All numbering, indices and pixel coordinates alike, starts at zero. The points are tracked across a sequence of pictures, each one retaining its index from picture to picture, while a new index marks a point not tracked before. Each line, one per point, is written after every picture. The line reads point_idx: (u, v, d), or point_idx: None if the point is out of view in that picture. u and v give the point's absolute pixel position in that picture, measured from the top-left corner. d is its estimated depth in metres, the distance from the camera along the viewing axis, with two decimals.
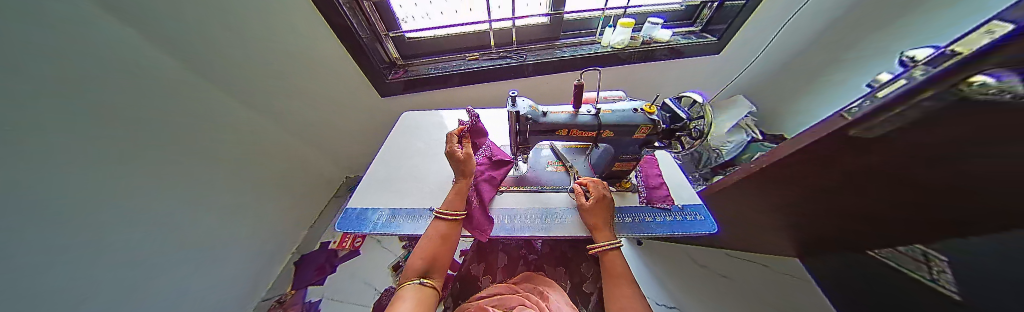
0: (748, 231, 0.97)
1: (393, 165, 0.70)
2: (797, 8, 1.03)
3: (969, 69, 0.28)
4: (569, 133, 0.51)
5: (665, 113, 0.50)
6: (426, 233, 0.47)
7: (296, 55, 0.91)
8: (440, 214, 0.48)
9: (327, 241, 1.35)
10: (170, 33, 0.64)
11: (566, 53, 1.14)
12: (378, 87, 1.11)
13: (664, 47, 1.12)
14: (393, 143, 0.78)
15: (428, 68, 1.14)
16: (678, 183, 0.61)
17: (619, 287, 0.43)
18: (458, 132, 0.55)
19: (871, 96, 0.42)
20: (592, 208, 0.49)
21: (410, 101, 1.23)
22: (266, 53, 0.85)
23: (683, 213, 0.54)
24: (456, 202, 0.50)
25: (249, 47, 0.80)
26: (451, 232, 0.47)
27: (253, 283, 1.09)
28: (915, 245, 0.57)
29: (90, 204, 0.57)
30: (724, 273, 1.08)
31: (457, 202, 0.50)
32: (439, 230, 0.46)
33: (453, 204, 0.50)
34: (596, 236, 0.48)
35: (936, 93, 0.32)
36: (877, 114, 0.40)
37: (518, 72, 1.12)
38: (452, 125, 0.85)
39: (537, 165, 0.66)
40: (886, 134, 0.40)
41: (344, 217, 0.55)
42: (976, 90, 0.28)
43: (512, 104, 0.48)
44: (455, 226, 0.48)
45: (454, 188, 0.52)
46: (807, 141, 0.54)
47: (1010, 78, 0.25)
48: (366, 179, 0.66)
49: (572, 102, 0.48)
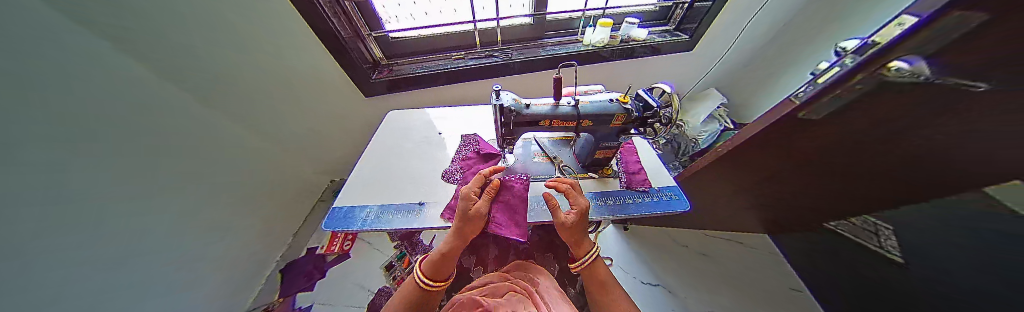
0: (723, 212, 1.04)
1: (379, 164, 0.70)
2: (755, 10, 1.12)
3: (886, 58, 0.34)
4: (551, 124, 0.54)
5: (638, 103, 0.53)
6: (407, 284, 0.48)
7: (284, 55, 0.88)
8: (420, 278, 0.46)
9: (315, 246, 1.31)
10: (158, 32, 0.62)
11: (551, 52, 1.17)
12: (362, 87, 1.09)
13: (642, 45, 1.17)
14: (378, 143, 0.78)
15: (413, 68, 1.12)
16: (654, 168, 0.65)
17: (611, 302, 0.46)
18: (485, 176, 0.52)
19: (813, 82, 0.48)
20: (572, 227, 0.46)
21: (396, 101, 1.22)
22: (250, 52, 0.82)
23: (659, 195, 0.58)
24: (439, 270, 0.46)
25: (235, 46, 0.77)
26: (432, 298, 0.47)
27: (242, 294, 1.04)
28: (869, 216, 0.63)
29: (84, 211, 0.54)
30: (703, 252, 1.18)
31: (441, 270, 0.46)
32: (417, 291, 0.46)
33: (435, 273, 0.46)
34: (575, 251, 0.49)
35: (863, 78, 0.38)
36: (819, 97, 0.46)
37: (503, 71, 1.14)
38: (438, 122, 0.86)
39: (524, 158, 0.68)
40: (828, 113, 0.47)
41: (332, 217, 0.56)
42: (894, 73, 0.35)
43: (496, 97, 0.51)
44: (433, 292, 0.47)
45: (444, 250, 0.47)
46: (765, 124, 0.60)
47: (919, 64, 0.32)
48: (352, 180, 0.65)
49: (553, 95, 0.51)
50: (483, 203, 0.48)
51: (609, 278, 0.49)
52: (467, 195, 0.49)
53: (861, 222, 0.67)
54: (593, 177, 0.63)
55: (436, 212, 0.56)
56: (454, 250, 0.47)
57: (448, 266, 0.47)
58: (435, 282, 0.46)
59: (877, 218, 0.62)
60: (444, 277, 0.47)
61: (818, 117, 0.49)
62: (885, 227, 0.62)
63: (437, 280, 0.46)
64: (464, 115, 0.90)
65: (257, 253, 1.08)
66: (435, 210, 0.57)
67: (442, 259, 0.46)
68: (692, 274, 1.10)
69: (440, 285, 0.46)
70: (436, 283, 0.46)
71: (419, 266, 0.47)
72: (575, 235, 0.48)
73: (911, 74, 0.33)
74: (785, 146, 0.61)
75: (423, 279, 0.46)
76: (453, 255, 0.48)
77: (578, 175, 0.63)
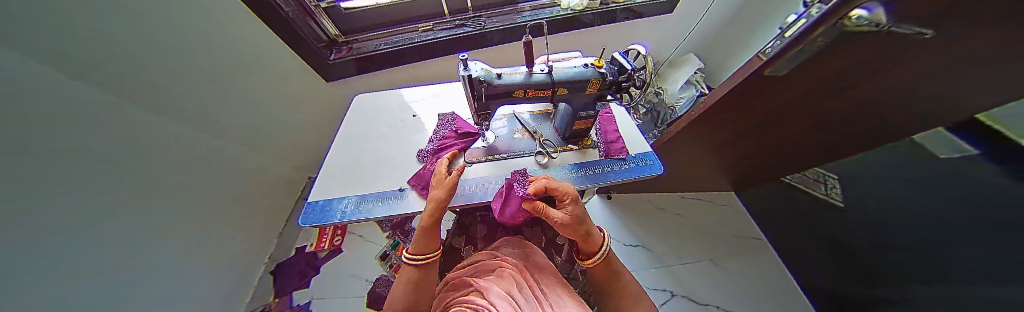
0: (696, 173, 1.12)
1: (350, 153, 0.66)
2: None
3: (847, 6, 0.33)
4: (526, 94, 0.52)
5: (613, 67, 0.52)
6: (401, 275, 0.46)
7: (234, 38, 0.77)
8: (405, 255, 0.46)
9: (303, 245, 1.28)
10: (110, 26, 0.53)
11: (526, 18, 1.09)
12: (321, 71, 0.98)
13: (621, 7, 1.12)
14: (347, 130, 0.72)
15: (377, 44, 1.02)
16: (632, 135, 0.67)
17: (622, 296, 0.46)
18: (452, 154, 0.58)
19: (780, 36, 0.47)
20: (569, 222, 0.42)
21: (364, 84, 1.12)
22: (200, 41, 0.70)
23: (636, 161, 0.60)
24: (416, 245, 0.45)
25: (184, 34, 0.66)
26: (422, 278, 0.45)
27: (232, 294, 1.00)
28: (822, 169, 0.83)
29: (69, 232, 0.51)
30: (678, 212, 1.28)
31: (421, 246, 0.45)
32: (410, 274, 0.45)
33: (415, 248, 0.45)
34: (588, 245, 0.45)
35: (825, 31, 0.37)
36: (784, 53, 0.45)
37: (478, 42, 1.06)
38: (410, 103, 0.80)
39: (503, 134, 0.67)
40: (792, 69, 0.48)
41: (307, 212, 0.52)
42: (853, 23, 0.34)
43: (464, 68, 0.47)
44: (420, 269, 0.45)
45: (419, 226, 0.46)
46: (734, 83, 0.60)
47: (878, 12, 0.31)
48: (323, 172, 0.61)
49: (525, 63, 0.48)
50: (454, 177, 0.46)
51: (621, 270, 0.48)
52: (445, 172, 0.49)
53: (815, 176, 0.87)
54: (573, 149, 0.64)
55: (418, 197, 0.55)
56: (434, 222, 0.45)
57: (427, 242, 0.45)
58: (418, 257, 0.45)
59: (828, 171, 0.82)
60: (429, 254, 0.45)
61: (783, 73, 0.50)
62: (831, 177, 0.81)
63: (419, 255, 0.45)
64: (438, 93, 0.84)
65: (242, 256, 1.04)
66: (417, 194, 0.55)
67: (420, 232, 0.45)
68: (670, 234, 1.20)
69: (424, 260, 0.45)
70: (418, 258, 0.45)
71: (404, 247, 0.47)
72: (581, 226, 0.43)
73: (870, 22, 0.32)
74: (753, 106, 0.65)
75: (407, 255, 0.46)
76: (430, 230, 0.45)
77: (559, 148, 0.63)
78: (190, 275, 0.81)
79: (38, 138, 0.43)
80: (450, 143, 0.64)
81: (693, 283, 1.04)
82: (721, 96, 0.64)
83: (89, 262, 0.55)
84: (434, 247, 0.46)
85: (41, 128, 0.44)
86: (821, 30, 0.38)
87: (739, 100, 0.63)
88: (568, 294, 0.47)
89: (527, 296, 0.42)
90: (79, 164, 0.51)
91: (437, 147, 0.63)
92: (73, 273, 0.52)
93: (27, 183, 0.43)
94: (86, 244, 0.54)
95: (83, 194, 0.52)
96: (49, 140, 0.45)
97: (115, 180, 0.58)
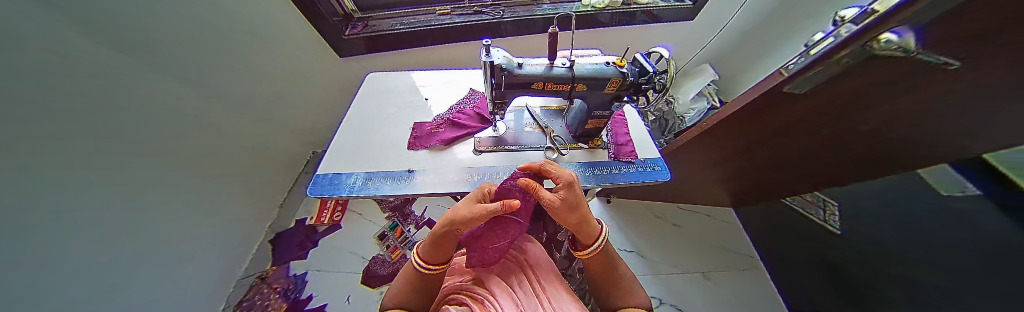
0: (698, 185, 1.12)
1: (362, 131, 0.66)
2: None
3: (881, 28, 0.32)
4: (545, 87, 0.52)
5: (634, 68, 0.52)
6: (401, 272, 0.47)
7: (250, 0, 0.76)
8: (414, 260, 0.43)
9: (304, 218, 1.30)
10: None
11: (544, 11, 1.08)
12: (334, 45, 0.97)
13: (642, 10, 1.11)
14: (360, 108, 0.72)
15: (392, 23, 1.01)
16: (643, 139, 0.67)
17: (618, 289, 0.46)
18: (460, 136, 0.63)
19: (807, 52, 0.46)
20: (557, 206, 0.41)
21: (375, 63, 1.10)
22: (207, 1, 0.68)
23: (645, 166, 0.60)
24: (430, 255, 0.42)
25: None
26: (430, 281, 0.44)
27: (231, 259, 1.04)
28: (820, 193, 0.84)
29: (78, 182, 0.51)
30: (676, 223, 1.29)
31: (432, 257, 0.42)
32: (415, 276, 0.44)
33: (427, 256, 0.42)
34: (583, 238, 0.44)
35: (854, 50, 0.37)
36: (808, 70, 0.45)
37: (494, 31, 1.05)
38: (424, 87, 0.80)
39: (515, 126, 0.67)
40: (813, 87, 0.47)
41: (316, 183, 0.53)
42: (883, 46, 0.33)
43: (485, 54, 0.47)
44: (430, 276, 0.44)
45: (435, 236, 0.41)
46: (749, 99, 0.60)
47: (909, 36, 0.31)
48: (334, 146, 0.62)
49: (547, 54, 0.48)
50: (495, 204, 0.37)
51: (613, 263, 0.47)
52: (483, 205, 0.38)
53: (813, 199, 0.87)
54: (583, 148, 0.64)
55: (427, 179, 0.55)
56: (444, 241, 0.41)
57: (439, 253, 0.42)
58: (427, 265, 0.42)
59: (827, 196, 0.82)
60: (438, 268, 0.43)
61: (803, 91, 0.50)
62: (830, 203, 0.82)
63: (428, 263, 0.42)
64: (452, 79, 0.84)
65: (242, 225, 1.06)
66: (425, 176, 0.56)
67: (434, 248, 0.41)
68: (664, 242, 1.22)
69: (433, 268, 0.43)
70: (427, 266, 0.42)
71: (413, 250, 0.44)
72: (574, 212, 0.41)
73: (898, 46, 0.32)
74: (767, 123, 0.65)
75: (417, 262, 0.43)
76: (445, 243, 0.41)
77: (568, 145, 0.63)
78: (197, 234, 0.84)
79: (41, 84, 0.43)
80: (462, 118, 0.68)
81: (682, 291, 1.07)
82: (735, 110, 0.64)
83: (102, 214, 0.56)
84: (446, 256, 0.43)
85: (46, 72, 0.44)
86: (851, 48, 0.37)
87: (752, 115, 0.63)
88: (564, 288, 0.47)
89: (526, 291, 0.43)
90: (81, 114, 0.50)
91: (448, 119, 0.67)
92: (89, 221, 0.54)
93: (32, 129, 0.43)
94: (96, 194, 0.55)
95: (89, 144, 0.52)
96: (53, 86, 0.45)
97: (116, 135, 0.58)
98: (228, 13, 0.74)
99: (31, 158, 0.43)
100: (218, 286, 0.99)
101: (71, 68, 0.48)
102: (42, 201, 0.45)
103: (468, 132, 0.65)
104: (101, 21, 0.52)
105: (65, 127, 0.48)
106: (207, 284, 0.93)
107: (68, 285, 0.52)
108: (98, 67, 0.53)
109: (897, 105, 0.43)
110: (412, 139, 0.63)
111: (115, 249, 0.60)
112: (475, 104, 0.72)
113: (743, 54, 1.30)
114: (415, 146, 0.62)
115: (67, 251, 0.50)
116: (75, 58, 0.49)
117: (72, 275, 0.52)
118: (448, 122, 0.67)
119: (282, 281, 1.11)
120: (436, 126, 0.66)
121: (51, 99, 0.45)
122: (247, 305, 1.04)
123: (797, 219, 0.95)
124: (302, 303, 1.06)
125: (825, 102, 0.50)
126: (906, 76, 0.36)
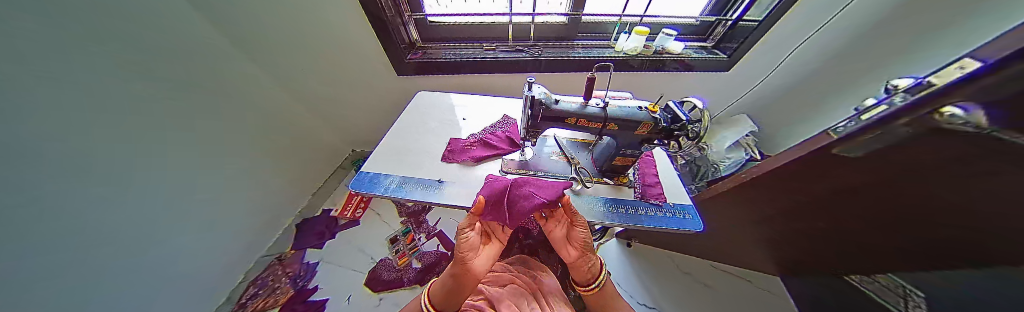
0: (733, 242, 1.00)
1: (405, 139, 0.74)
2: (820, 25, 0.99)
3: (943, 100, 0.31)
4: (577, 123, 0.55)
5: (667, 114, 0.53)
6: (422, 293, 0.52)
7: (335, 23, 0.96)
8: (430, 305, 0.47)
9: (329, 208, 1.44)
10: None
11: (581, 53, 1.17)
12: (395, 65, 1.12)
13: (675, 59, 1.15)
14: (406, 120, 0.81)
15: (444, 53, 1.17)
16: (673, 183, 0.65)
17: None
18: (491, 156, 0.68)
19: (855, 117, 0.44)
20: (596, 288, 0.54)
21: (422, 84, 1.25)
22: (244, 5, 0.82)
23: (672, 211, 0.58)
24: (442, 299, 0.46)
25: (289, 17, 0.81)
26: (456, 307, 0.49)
27: (254, 236, 1.18)
28: (892, 275, 0.64)
29: None
30: (706, 282, 1.13)
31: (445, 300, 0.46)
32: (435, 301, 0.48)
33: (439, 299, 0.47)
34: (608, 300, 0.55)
35: (913, 120, 0.35)
36: (860, 134, 0.42)
37: (530, 68, 1.16)
38: (463, 107, 0.89)
39: (541, 153, 0.70)
40: (868, 152, 0.44)
41: (358, 179, 0.60)
42: (946, 119, 0.31)
43: (528, 89, 0.54)
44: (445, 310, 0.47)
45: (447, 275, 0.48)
46: (796, 155, 0.56)
47: (976, 112, 0.29)
48: (379, 149, 0.70)
49: (584, 94, 0.52)
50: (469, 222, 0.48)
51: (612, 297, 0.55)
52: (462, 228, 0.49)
53: (888, 283, 0.66)
54: (608, 183, 0.64)
55: (453, 191, 0.59)
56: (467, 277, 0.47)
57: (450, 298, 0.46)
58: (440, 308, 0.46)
59: (908, 282, 0.61)
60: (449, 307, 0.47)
61: (856, 155, 0.46)
62: (914, 292, 0.61)
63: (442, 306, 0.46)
64: (490, 104, 0.92)
65: (266, 207, 1.22)
66: (453, 188, 0.60)
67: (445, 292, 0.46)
68: (685, 299, 1.08)
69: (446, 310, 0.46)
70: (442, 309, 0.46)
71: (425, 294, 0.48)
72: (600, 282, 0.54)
73: (965, 122, 0.30)
74: (815, 186, 0.59)
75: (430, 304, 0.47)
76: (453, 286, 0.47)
77: (593, 179, 0.64)
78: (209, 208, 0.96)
79: (36, 68, 0.51)
80: (494, 139, 0.73)
81: None
82: (776, 166, 0.61)
83: (99, 186, 0.66)
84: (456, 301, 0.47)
85: (46, 58, 0.53)
86: (909, 117, 0.35)
87: (795, 173, 0.59)
88: None
89: None
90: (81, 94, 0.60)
91: (482, 139, 0.73)
92: (84, 190, 0.63)
93: None
94: (87, 169, 0.63)
95: (86, 121, 0.62)
96: (59, 70, 0.55)
97: None
98: (266, 27, 0.91)
99: (10, 126, 0.49)
100: (237, 259, 1.12)
101: (76, 58, 0.58)
102: (31, 169, 0.54)
103: (498, 152, 0.69)
104: (132, 33, 0.66)
105: (61, 106, 0.57)
106: (221, 256, 1.05)
107: (66, 245, 0.62)
108: (111, 58, 0.64)
109: (964, 185, 0.37)
110: (446, 153, 0.69)
111: (107, 218, 0.69)
112: (507, 129, 0.78)
113: (787, 105, 1.25)
114: (449, 160, 0.67)
115: (60, 211, 0.59)
116: (96, 55, 0.61)
117: (72, 238, 0.62)
118: (480, 142, 0.72)
119: (295, 266, 1.19)
120: (470, 144, 0.72)
121: (49, 80, 0.54)
122: (260, 282, 1.15)
123: (861, 303, 0.73)
124: (306, 293, 1.10)
125: (885, 171, 0.45)
126: (962, 148, 0.33)
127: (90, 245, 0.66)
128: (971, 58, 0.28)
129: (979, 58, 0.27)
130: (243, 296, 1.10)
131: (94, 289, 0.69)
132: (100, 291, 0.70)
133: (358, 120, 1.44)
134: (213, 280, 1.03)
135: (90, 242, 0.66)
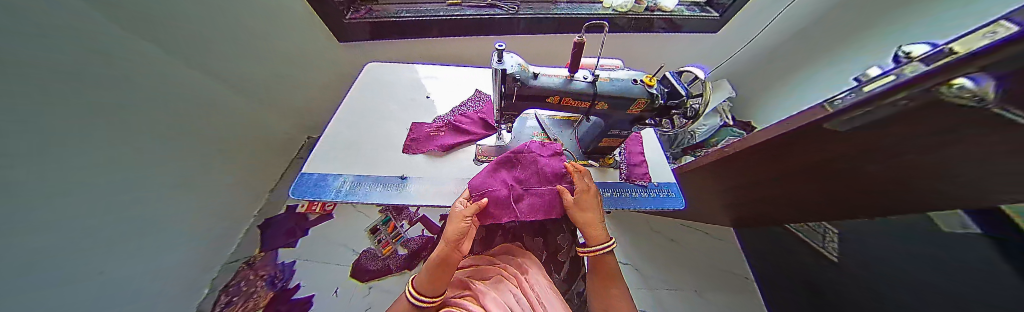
0: (702, 205, 1.09)
1: (357, 126, 0.61)
2: None
3: (955, 71, 0.27)
4: (560, 101, 0.47)
5: (664, 89, 0.47)
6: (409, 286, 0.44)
7: None
8: (416, 295, 0.41)
9: (293, 204, 1.29)
10: None
11: (565, 10, 1.02)
12: (336, 30, 0.90)
13: (664, 18, 1.05)
14: (356, 101, 0.67)
15: (398, 10, 0.94)
16: (657, 161, 0.63)
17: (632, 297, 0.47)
18: (458, 142, 0.59)
19: (860, 89, 0.41)
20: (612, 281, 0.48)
21: (380, 50, 1.04)
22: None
23: (657, 191, 0.56)
24: (427, 286, 0.41)
25: None
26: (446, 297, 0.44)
27: (223, 238, 1.05)
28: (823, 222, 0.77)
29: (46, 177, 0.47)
30: (673, 238, 1.25)
31: (431, 288, 0.41)
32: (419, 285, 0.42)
33: (424, 289, 0.41)
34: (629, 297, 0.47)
35: (915, 92, 0.32)
36: (857, 107, 0.40)
37: (507, 29, 1.00)
38: (429, 82, 0.75)
39: (521, 137, 0.63)
40: (853, 128, 0.43)
41: (299, 183, 0.49)
42: (955, 91, 0.28)
43: (498, 60, 0.42)
44: (436, 291, 0.42)
45: (437, 255, 0.43)
46: (783, 131, 0.57)
47: (987, 83, 0.25)
48: (324, 141, 0.57)
49: (568, 66, 0.43)
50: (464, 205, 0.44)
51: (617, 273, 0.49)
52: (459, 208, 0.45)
53: (812, 226, 0.81)
54: (593, 165, 0.60)
55: (422, 188, 0.51)
56: (455, 261, 0.43)
57: (438, 283, 0.42)
58: (427, 297, 0.41)
59: (831, 224, 0.75)
60: (433, 294, 0.42)
61: (844, 130, 0.45)
62: (831, 231, 0.76)
63: (428, 296, 0.41)
64: (461, 77, 0.79)
65: (234, 207, 1.06)
66: (422, 186, 0.51)
67: (432, 275, 0.42)
68: (660, 259, 1.18)
69: (433, 301, 0.42)
70: (427, 298, 0.41)
71: (409, 281, 0.43)
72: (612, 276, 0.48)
73: (973, 95, 0.26)
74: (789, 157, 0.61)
75: (416, 294, 0.42)
76: (443, 268, 0.42)
77: (578, 162, 0.59)
78: None
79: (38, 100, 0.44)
80: (465, 122, 0.63)
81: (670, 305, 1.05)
82: (763, 140, 0.62)
83: (94, 180, 0.57)
84: (445, 285, 0.43)
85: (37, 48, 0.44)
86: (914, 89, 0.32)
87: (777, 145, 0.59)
88: (558, 301, 0.49)
89: (516, 298, 0.47)
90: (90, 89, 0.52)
91: (450, 122, 0.63)
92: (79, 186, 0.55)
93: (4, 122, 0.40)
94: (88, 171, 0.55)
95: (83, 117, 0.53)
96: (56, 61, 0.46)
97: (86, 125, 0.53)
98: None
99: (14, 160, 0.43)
100: (202, 272, 0.98)
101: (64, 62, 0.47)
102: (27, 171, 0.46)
103: (471, 136, 0.61)
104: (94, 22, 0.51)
105: (65, 101, 0.49)
106: (200, 250, 0.95)
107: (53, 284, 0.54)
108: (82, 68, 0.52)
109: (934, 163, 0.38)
110: (405, 144, 0.58)
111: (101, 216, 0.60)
112: (482, 107, 0.68)
113: (767, 73, 1.21)
114: (411, 153, 0.57)
115: (68, 215, 0.53)
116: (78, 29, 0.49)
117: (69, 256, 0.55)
118: (449, 126, 0.62)
119: (269, 268, 1.10)
120: (436, 130, 0.61)
121: (65, 73, 0.48)
122: (233, 290, 1.04)
123: (789, 242, 0.91)
124: (288, 292, 1.04)
125: (860, 148, 0.46)
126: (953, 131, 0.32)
127: (82, 246, 0.57)
128: (1007, 20, 0.24)
129: (1014, 20, 0.23)
130: (216, 305, 0.99)
131: (99, 283, 0.63)
132: (102, 284, 0.64)
133: (307, 99, 1.22)
134: (189, 280, 0.94)
135: (79, 234, 0.56)
